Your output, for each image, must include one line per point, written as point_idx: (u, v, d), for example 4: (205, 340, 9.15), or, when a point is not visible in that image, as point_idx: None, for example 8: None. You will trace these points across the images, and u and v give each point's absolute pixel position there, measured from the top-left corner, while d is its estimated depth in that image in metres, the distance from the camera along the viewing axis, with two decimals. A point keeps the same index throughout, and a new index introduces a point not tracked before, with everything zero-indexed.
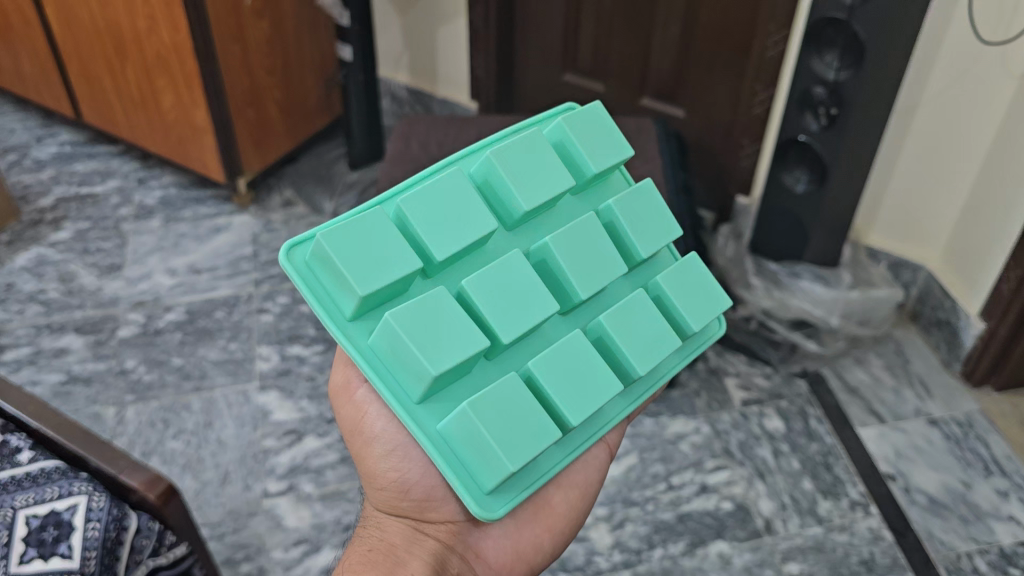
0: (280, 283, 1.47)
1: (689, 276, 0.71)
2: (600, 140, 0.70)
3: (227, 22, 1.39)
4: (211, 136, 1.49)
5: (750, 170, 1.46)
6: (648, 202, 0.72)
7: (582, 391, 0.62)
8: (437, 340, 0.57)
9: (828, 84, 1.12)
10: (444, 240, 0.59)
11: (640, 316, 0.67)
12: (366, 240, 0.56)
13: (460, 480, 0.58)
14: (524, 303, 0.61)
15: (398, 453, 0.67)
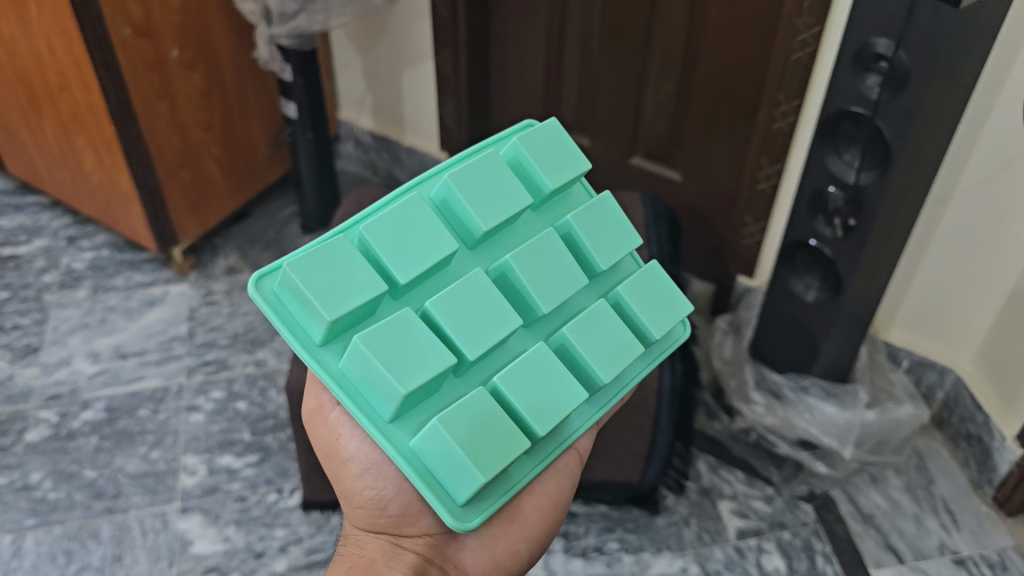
0: (215, 373, 1.30)
1: (651, 283, 0.66)
2: (557, 155, 0.64)
3: (149, 80, 1.20)
4: (138, 205, 1.30)
5: (755, 250, 1.27)
6: (608, 213, 0.66)
7: (552, 403, 0.58)
8: (402, 360, 0.53)
9: (846, 188, 0.92)
10: (404, 262, 0.55)
11: (605, 325, 0.62)
12: (326, 267, 0.53)
13: (434, 496, 0.54)
14: (485, 321, 0.57)
15: (372, 471, 0.63)
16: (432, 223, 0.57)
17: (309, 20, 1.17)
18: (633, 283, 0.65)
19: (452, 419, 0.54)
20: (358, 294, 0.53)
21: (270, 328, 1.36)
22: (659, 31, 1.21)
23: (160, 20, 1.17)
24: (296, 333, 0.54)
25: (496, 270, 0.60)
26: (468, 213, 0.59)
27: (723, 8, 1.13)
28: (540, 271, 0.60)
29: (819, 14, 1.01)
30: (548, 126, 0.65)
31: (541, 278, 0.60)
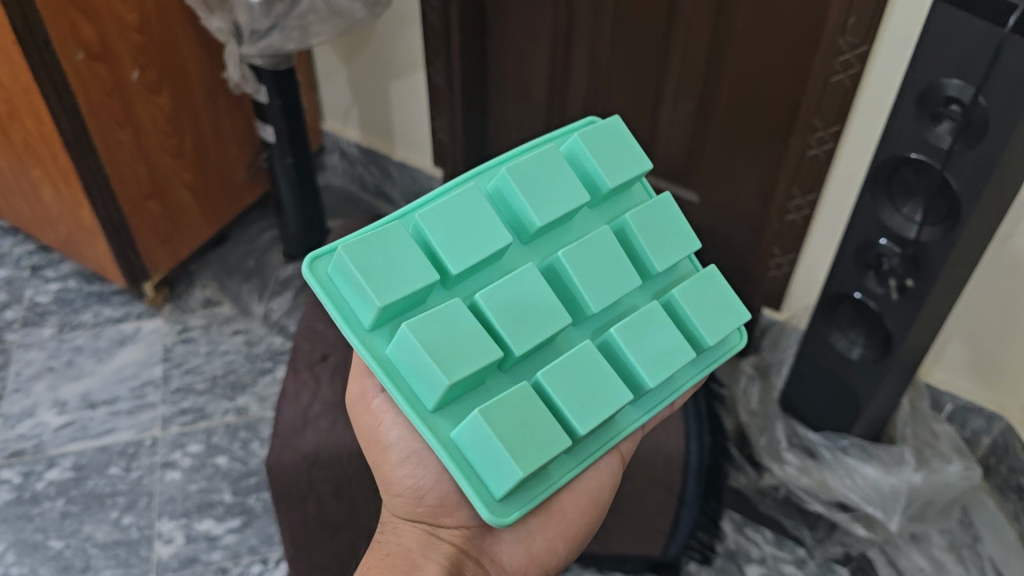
0: (192, 424, 1.19)
1: (705, 291, 0.64)
2: (618, 157, 0.63)
3: (108, 107, 1.07)
4: (103, 240, 1.18)
5: (782, 284, 1.15)
6: (666, 217, 0.64)
7: (595, 400, 0.57)
8: (444, 351, 0.53)
9: (903, 244, 0.81)
10: (458, 254, 0.56)
11: (656, 327, 0.61)
12: (380, 250, 0.54)
13: (468, 485, 0.54)
14: (535, 317, 0.57)
15: (415, 461, 0.64)
16: (488, 221, 0.58)
17: (283, 37, 1.05)
18: (686, 286, 0.64)
19: (496, 412, 0.54)
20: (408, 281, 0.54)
21: (252, 370, 1.24)
22: (678, 43, 1.09)
23: (116, 39, 1.04)
24: (344, 310, 0.55)
25: (547, 266, 0.61)
26: (522, 205, 0.59)
27: (753, 19, 1.00)
28: (588, 268, 0.60)
29: (865, 32, 0.89)
30: (612, 126, 0.64)
31: (591, 273, 0.59)
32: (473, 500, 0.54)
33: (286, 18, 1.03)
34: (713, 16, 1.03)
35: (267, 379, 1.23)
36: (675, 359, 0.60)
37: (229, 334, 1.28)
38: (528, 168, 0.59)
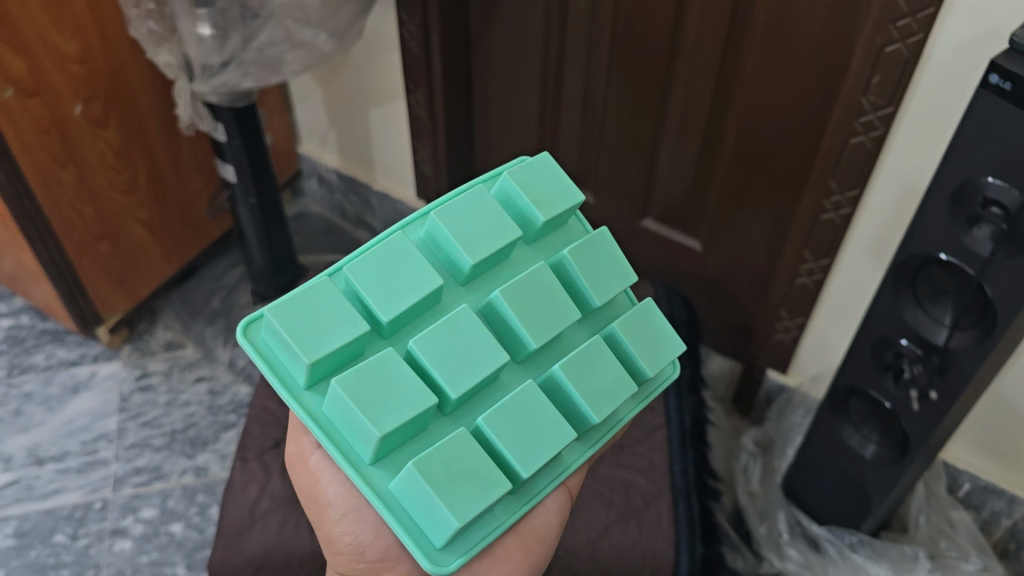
0: (146, 485, 1.10)
1: (649, 319, 0.50)
2: (546, 183, 0.49)
3: (47, 146, 0.97)
4: (48, 284, 1.08)
5: (791, 347, 1.04)
6: (608, 248, 0.50)
7: (533, 435, 0.44)
8: (369, 404, 0.40)
9: (927, 349, 0.70)
10: (385, 296, 0.43)
11: (601, 355, 0.47)
12: (302, 307, 0.41)
13: (405, 532, 0.41)
14: (467, 355, 0.44)
15: (352, 517, 0.46)
16: (413, 262, 0.44)
17: (239, 73, 0.93)
18: (631, 317, 0.50)
19: (432, 464, 0.41)
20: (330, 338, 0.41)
21: (214, 424, 1.15)
22: (681, 84, 0.97)
23: (52, 73, 0.93)
24: (280, 375, 0.43)
25: (481, 307, 0.46)
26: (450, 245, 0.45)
27: (764, 63, 0.89)
28: (535, 305, 0.45)
29: (892, 93, 0.77)
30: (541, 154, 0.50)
31: (533, 305, 0.46)
32: (411, 549, 0.41)
33: (241, 52, 0.92)
34: (719, 58, 0.92)
35: (229, 435, 1.14)
36: (618, 390, 0.47)
37: (191, 382, 1.19)
38: (453, 206, 0.46)
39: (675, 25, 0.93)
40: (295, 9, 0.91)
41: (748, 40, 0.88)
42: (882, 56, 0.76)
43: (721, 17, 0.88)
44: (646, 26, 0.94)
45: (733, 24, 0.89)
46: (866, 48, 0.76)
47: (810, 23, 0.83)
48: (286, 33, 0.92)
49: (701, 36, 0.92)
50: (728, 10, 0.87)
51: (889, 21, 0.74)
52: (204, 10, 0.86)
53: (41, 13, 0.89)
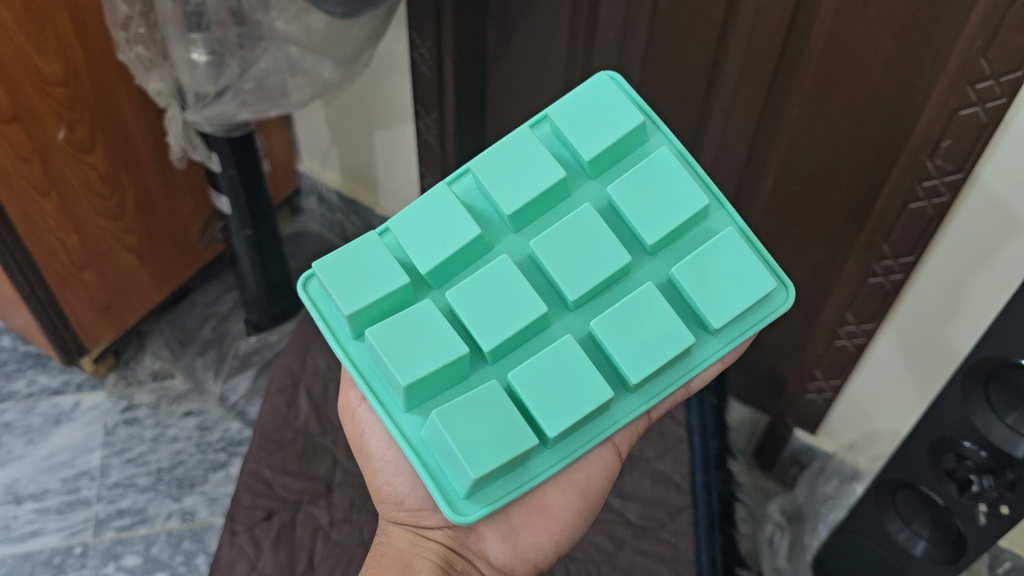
0: (129, 530, 1.03)
1: (715, 255, 0.52)
2: (595, 122, 0.54)
3: (26, 175, 0.89)
4: (26, 313, 1.00)
5: (824, 409, 0.97)
6: (671, 174, 0.54)
7: (572, 391, 0.50)
8: (398, 359, 0.50)
9: (994, 457, 0.63)
10: (426, 251, 0.53)
11: (644, 311, 0.51)
12: (345, 260, 0.53)
13: (432, 486, 0.50)
14: (503, 307, 0.51)
15: (391, 468, 0.62)
16: (452, 218, 0.53)
17: (235, 103, 0.86)
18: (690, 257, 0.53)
19: (447, 420, 0.49)
20: (373, 289, 0.52)
21: (203, 464, 1.09)
22: (718, 122, 0.89)
23: (33, 97, 0.85)
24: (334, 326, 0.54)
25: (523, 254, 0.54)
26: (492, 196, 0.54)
27: (812, 107, 0.80)
28: (567, 253, 0.52)
29: (962, 158, 0.68)
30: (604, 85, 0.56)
31: (562, 257, 0.52)
32: (437, 500, 0.50)
33: (239, 79, 0.84)
34: (762, 99, 0.83)
35: (220, 476, 1.08)
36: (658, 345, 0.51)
37: (180, 416, 1.13)
38: (492, 160, 0.54)
39: (716, 58, 0.84)
40: (299, 32, 0.82)
41: (796, 81, 0.79)
42: (955, 119, 0.67)
43: (768, 55, 0.79)
44: (684, 56, 0.86)
45: (781, 62, 0.80)
46: (937, 107, 0.67)
47: (870, 69, 0.74)
48: (287, 61, 0.85)
49: (743, 74, 0.82)
50: (776, 48, 0.78)
51: (967, 81, 0.65)
52: (199, 34, 0.78)
53: (23, 34, 0.81)
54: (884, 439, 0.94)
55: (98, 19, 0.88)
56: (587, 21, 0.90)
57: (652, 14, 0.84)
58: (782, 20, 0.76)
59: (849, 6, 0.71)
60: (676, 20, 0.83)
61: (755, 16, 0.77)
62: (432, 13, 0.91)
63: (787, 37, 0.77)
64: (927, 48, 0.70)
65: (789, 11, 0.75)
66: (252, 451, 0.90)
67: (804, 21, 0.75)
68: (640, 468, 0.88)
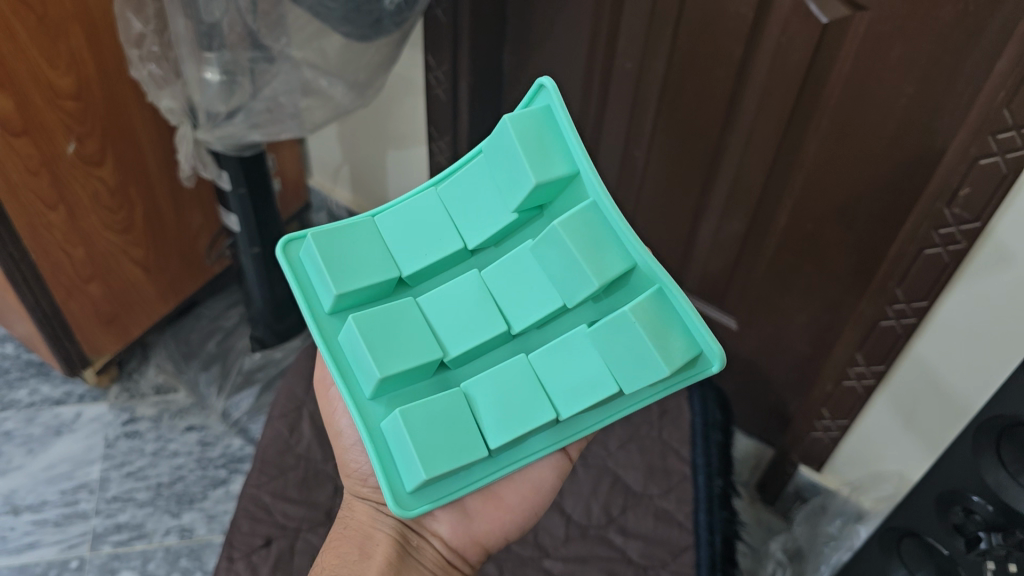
0: (126, 545, 1.02)
1: (619, 326, 0.47)
2: (509, 167, 0.50)
3: (35, 189, 0.88)
4: (30, 324, 0.99)
5: (829, 448, 0.96)
6: (565, 243, 0.48)
7: (519, 411, 0.50)
8: (376, 350, 0.50)
9: (1002, 512, 0.60)
10: (409, 253, 0.53)
11: (571, 355, 0.50)
12: (338, 239, 0.52)
13: (382, 476, 0.50)
14: (464, 320, 0.51)
15: (357, 447, 0.64)
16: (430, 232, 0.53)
17: (246, 124, 0.86)
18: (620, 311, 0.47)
19: (411, 418, 0.49)
20: (360, 276, 0.52)
21: (202, 480, 1.08)
22: (734, 157, 0.88)
23: (45, 112, 0.85)
24: (310, 298, 0.53)
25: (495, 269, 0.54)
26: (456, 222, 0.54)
27: (830, 147, 0.79)
28: (509, 285, 0.51)
29: (980, 208, 0.67)
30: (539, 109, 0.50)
31: (499, 294, 0.52)
32: (383, 489, 0.50)
33: (251, 100, 0.83)
34: (779, 136, 0.82)
35: (219, 493, 1.07)
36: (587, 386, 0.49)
37: (181, 431, 1.12)
38: (454, 188, 0.53)
39: (735, 92, 0.83)
40: (313, 55, 0.83)
41: (814, 120, 0.79)
42: (974, 168, 0.66)
43: (787, 91, 0.78)
44: (702, 90, 0.85)
45: (799, 101, 0.79)
46: (957, 154, 0.66)
47: (890, 112, 0.73)
48: (300, 82, 0.84)
49: (761, 111, 0.82)
50: (796, 85, 0.77)
51: (988, 131, 0.63)
52: (212, 54, 0.78)
53: (36, 48, 0.80)
54: (889, 481, 0.93)
55: (112, 34, 0.87)
56: (604, 51, 0.89)
57: (671, 45, 0.84)
58: (802, 58, 0.75)
59: (872, 47, 0.70)
60: (695, 54, 0.83)
61: (776, 52, 0.77)
62: (449, 37, 0.91)
63: (807, 75, 0.76)
64: (947, 95, 0.69)
65: (810, 49, 0.74)
66: (254, 475, 0.90)
67: (824, 60, 0.74)
68: (643, 506, 0.88)
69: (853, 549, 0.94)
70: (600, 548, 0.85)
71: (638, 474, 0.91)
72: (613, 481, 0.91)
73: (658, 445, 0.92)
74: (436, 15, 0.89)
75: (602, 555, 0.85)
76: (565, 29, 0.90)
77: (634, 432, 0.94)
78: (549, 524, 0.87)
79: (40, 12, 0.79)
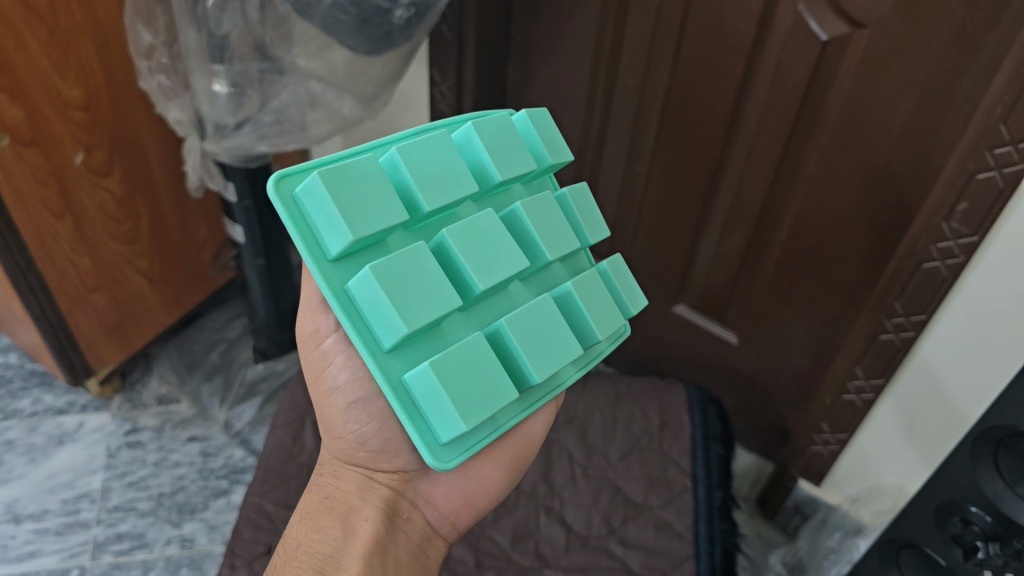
0: (127, 555, 1.00)
1: (619, 273, 0.60)
2: (551, 137, 0.57)
3: (43, 198, 0.89)
4: (35, 332, 1.00)
5: (830, 463, 0.96)
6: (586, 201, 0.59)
7: (546, 350, 0.50)
8: (418, 295, 0.45)
9: (1000, 522, 0.61)
10: (431, 190, 0.47)
11: (594, 292, 0.55)
12: (354, 176, 0.44)
13: (414, 431, 0.46)
14: (494, 259, 0.48)
15: (359, 408, 0.55)
16: (454, 163, 0.49)
17: (253, 136, 0.87)
18: (607, 270, 0.59)
19: (450, 364, 0.46)
20: (381, 218, 0.44)
21: (204, 490, 1.08)
22: (734, 173, 0.89)
23: (54, 122, 0.86)
24: (309, 246, 0.45)
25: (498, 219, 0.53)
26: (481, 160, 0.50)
27: (830, 163, 0.80)
28: (540, 227, 0.52)
29: (978, 223, 0.68)
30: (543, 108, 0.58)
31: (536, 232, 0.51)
32: (418, 446, 0.46)
33: (259, 112, 0.85)
34: (779, 153, 0.83)
35: (221, 503, 1.07)
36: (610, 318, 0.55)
37: (183, 441, 1.13)
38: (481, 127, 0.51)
39: (735, 110, 0.84)
40: (321, 68, 0.83)
41: (814, 136, 0.80)
42: (972, 182, 0.66)
43: (787, 107, 0.79)
44: (702, 107, 0.86)
45: (800, 117, 0.80)
46: (956, 169, 0.67)
47: (888, 129, 0.74)
48: (308, 95, 0.85)
49: (762, 126, 0.83)
50: (796, 102, 0.78)
51: (985, 146, 0.65)
52: (222, 66, 0.79)
53: (47, 59, 0.82)
54: (888, 494, 0.92)
55: (121, 46, 0.89)
56: (607, 68, 0.90)
57: (673, 62, 0.85)
58: (802, 75, 0.76)
59: (872, 63, 0.72)
60: (698, 70, 0.84)
61: (776, 69, 0.78)
62: (454, 52, 0.92)
63: (807, 91, 0.77)
64: (946, 111, 0.70)
65: (810, 66, 0.75)
66: (256, 484, 0.90)
67: (823, 79, 0.76)
68: (644, 517, 0.88)
69: (853, 561, 0.93)
70: (601, 558, 0.85)
71: (639, 486, 0.91)
72: (613, 492, 0.91)
73: (658, 456, 0.93)
74: (441, 30, 0.91)
75: (602, 565, 0.84)
76: (568, 46, 0.91)
77: (635, 443, 0.95)
78: (550, 534, 0.87)
79: (50, 24, 0.80)
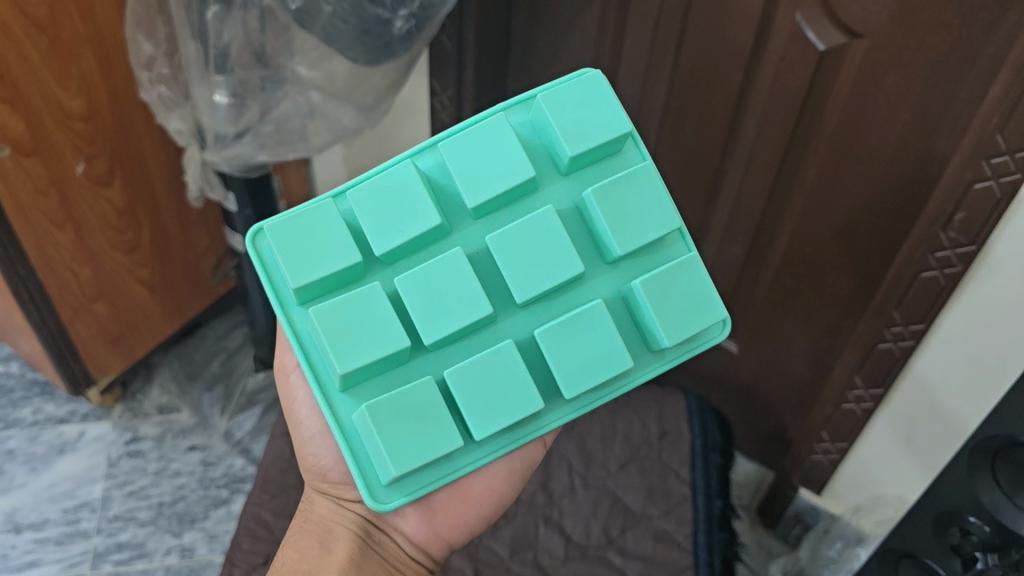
0: (127, 564, 1.02)
1: (679, 280, 0.51)
2: (592, 112, 0.49)
3: (44, 208, 0.89)
4: (36, 342, 1.00)
5: (831, 472, 0.96)
6: (648, 182, 0.50)
7: (499, 400, 0.49)
8: (353, 341, 0.48)
9: (999, 533, 0.60)
10: (380, 234, 0.49)
11: (594, 323, 0.50)
12: (297, 227, 0.49)
13: (355, 469, 0.50)
14: (444, 303, 0.49)
15: (317, 441, 0.61)
16: (411, 201, 0.49)
17: (253, 145, 0.87)
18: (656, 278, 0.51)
19: (388, 408, 0.49)
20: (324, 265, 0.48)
21: (204, 500, 1.08)
22: (733, 182, 0.89)
23: (55, 132, 0.86)
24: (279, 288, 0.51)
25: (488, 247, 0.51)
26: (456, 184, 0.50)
27: (829, 172, 0.80)
28: (515, 259, 0.49)
29: (976, 232, 0.68)
30: (594, 76, 0.50)
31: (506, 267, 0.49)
32: (358, 484, 0.50)
33: (259, 122, 0.85)
34: (778, 162, 0.83)
35: (220, 513, 1.07)
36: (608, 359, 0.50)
37: (184, 450, 1.13)
38: (455, 145, 0.49)
39: (734, 119, 0.84)
40: (321, 78, 0.84)
41: (812, 145, 0.80)
42: (970, 193, 0.67)
43: (785, 117, 0.79)
44: (701, 116, 0.86)
45: (798, 126, 0.80)
46: (953, 179, 0.67)
47: (886, 137, 0.74)
48: (307, 105, 0.86)
49: (761, 135, 0.83)
50: (794, 111, 0.78)
51: (983, 156, 0.65)
52: (222, 77, 0.79)
53: (48, 70, 0.82)
54: (888, 503, 0.92)
55: (122, 56, 0.89)
56: (607, 78, 0.91)
57: (672, 71, 0.85)
58: (800, 84, 0.76)
59: (869, 71, 0.72)
60: (696, 79, 0.84)
61: (774, 79, 0.78)
62: (454, 63, 0.92)
63: (805, 101, 0.77)
64: (945, 120, 0.70)
65: (808, 76, 0.75)
66: (255, 494, 0.90)
67: (821, 88, 0.76)
68: (643, 527, 0.88)
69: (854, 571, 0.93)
70: (598, 569, 0.85)
71: (638, 495, 0.91)
72: (612, 502, 0.91)
73: (658, 466, 0.93)
74: (441, 40, 0.91)
75: None
76: (567, 55, 0.91)
77: (634, 453, 0.95)
78: (548, 544, 0.87)
79: (51, 34, 0.81)
